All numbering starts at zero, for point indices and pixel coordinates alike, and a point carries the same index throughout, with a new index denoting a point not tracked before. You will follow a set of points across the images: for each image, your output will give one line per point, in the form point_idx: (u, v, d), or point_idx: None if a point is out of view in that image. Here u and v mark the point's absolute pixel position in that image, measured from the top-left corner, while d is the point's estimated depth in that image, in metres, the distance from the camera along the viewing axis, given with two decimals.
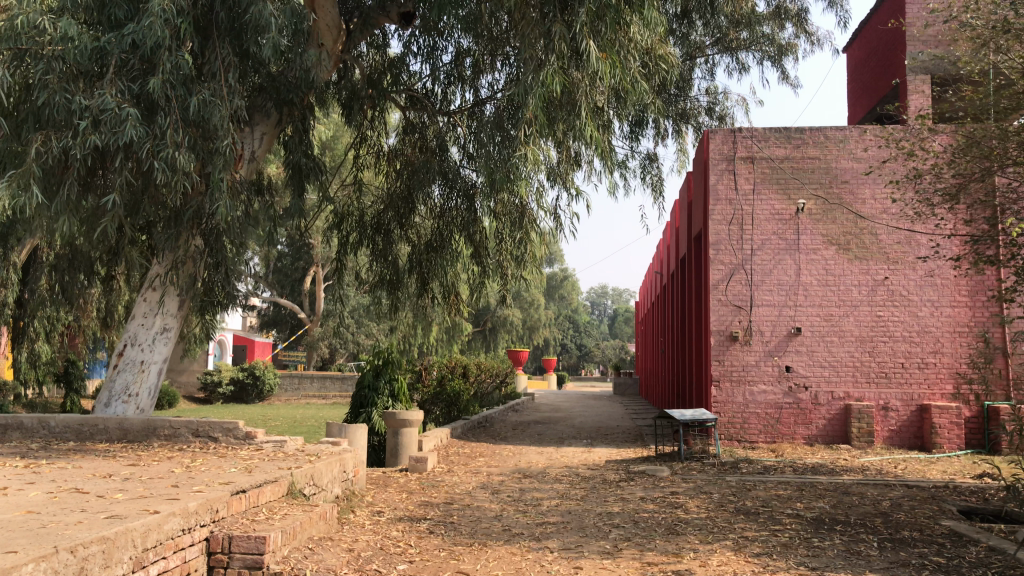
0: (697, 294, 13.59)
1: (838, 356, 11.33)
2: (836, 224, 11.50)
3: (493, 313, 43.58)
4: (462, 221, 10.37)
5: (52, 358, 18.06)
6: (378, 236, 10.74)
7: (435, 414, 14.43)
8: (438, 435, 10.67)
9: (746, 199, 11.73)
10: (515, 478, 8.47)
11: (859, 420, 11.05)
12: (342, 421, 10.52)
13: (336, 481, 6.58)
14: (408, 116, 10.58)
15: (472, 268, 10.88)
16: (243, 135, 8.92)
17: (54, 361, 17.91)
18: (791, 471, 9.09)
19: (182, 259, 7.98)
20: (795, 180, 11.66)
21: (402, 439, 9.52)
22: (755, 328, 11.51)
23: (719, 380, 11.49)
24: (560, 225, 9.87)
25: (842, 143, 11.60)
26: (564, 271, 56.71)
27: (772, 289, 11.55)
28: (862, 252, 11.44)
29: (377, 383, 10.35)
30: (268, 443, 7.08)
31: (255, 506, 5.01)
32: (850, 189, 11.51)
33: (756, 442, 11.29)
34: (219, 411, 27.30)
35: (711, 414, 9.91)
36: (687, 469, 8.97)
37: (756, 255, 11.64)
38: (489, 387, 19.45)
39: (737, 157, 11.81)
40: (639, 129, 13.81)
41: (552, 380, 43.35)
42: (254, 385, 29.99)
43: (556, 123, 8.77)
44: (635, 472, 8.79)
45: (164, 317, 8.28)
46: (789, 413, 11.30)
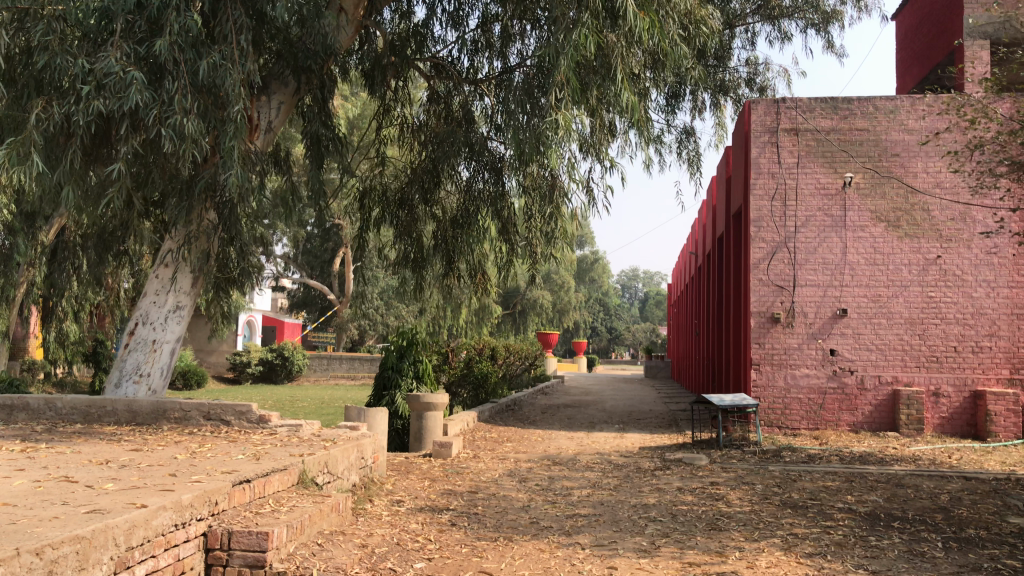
0: (735, 274, 13.02)
1: (886, 339, 10.73)
2: (885, 199, 10.87)
3: (523, 295, 43.21)
4: (489, 197, 9.89)
5: (81, 337, 17.95)
6: (402, 212, 10.30)
7: (462, 397, 14.02)
8: (464, 419, 10.26)
9: (789, 173, 11.12)
10: (544, 465, 8.02)
11: (907, 406, 10.46)
12: (365, 404, 10.14)
13: (354, 468, 6.18)
14: (433, 86, 10.07)
15: (500, 247, 10.41)
16: (260, 104, 8.49)
17: (82, 341, 17.80)
18: (838, 460, 8.54)
19: (194, 233, 7.59)
20: (842, 152, 11.02)
21: (426, 423, 9.12)
22: (798, 309, 10.94)
23: (759, 363, 10.96)
24: (592, 200, 9.35)
25: (892, 113, 10.94)
26: (595, 253, 56.06)
27: (817, 269, 10.96)
28: (913, 229, 10.79)
29: (402, 365, 9.96)
30: (282, 427, 6.69)
31: (260, 498, 4.60)
32: (901, 162, 10.86)
33: (798, 429, 10.76)
34: (248, 391, 27.21)
35: (752, 399, 9.35)
36: (726, 458, 8.46)
37: (800, 233, 11.05)
38: (518, 369, 19.04)
39: (780, 128, 11.19)
40: (675, 101, 13.22)
41: (582, 362, 42.85)
42: (283, 366, 29.92)
43: (588, 89, 8.26)
44: (671, 460, 8.28)
45: (177, 294, 7.92)
46: (832, 399, 10.74)
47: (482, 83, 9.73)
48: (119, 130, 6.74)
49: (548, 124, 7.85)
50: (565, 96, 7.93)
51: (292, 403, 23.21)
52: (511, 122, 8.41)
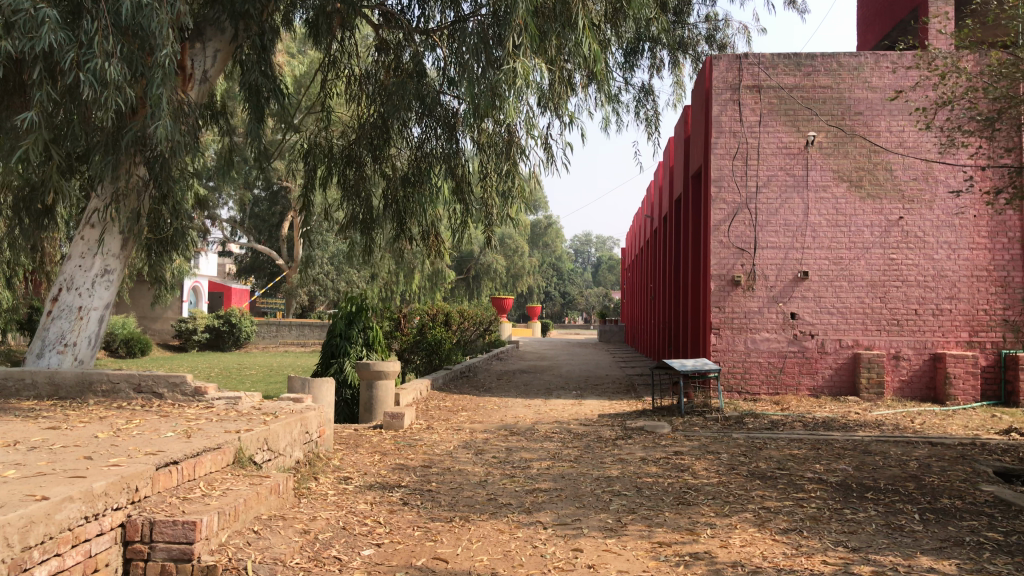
0: (694, 236, 12.73)
1: (847, 302, 10.55)
2: (848, 158, 10.63)
3: (477, 260, 42.83)
4: (443, 155, 9.40)
5: (14, 305, 17.10)
6: (350, 170, 9.76)
7: (415, 364, 13.57)
8: (416, 387, 9.87)
9: (751, 131, 10.81)
10: (500, 436, 7.66)
11: (868, 370, 10.31)
12: (312, 372, 9.66)
13: (297, 444, 5.75)
14: (382, 36, 9.48)
15: (453, 207, 9.95)
16: (193, 52, 7.85)
17: (16, 309, 16.97)
18: (802, 427, 8.32)
19: (121, 191, 6.99)
20: (806, 111, 10.74)
21: (376, 392, 8.71)
22: (759, 272, 10.70)
23: (720, 327, 10.72)
24: (550, 158, 8.93)
25: (856, 71, 10.67)
26: (548, 218, 55.73)
27: (778, 230, 10.72)
28: (875, 190, 10.58)
29: (351, 332, 9.50)
30: (220, 400, 6.21)
31: (189, 483, 4.13)
32: (864, 121, 10.62)
33: (758, 394, 10.57)
34: (194, 359, 26.46)
35: (714, 364, 9.07)
36: (689, 425, 8.19)
37: (762, 193, 10.77)
38: (472, 334, 18.67)
39: (742, 86, 10.86)
40: (633, 58, 12.80)
41: (536, 328, 42.63)
42: (231, 333, 29.16)
43: (548, 38, 7.86)
44: (632, 429, 7.97)
45: (104, 258, 7.28)
46: (793, 363, 10.56)
47: (434, 33, 9.17)
48: (33, 75, 6.10)
49: (507, 73, 7.41)
50: (525, 45, 7.51)
51: (239, 371, 22.57)
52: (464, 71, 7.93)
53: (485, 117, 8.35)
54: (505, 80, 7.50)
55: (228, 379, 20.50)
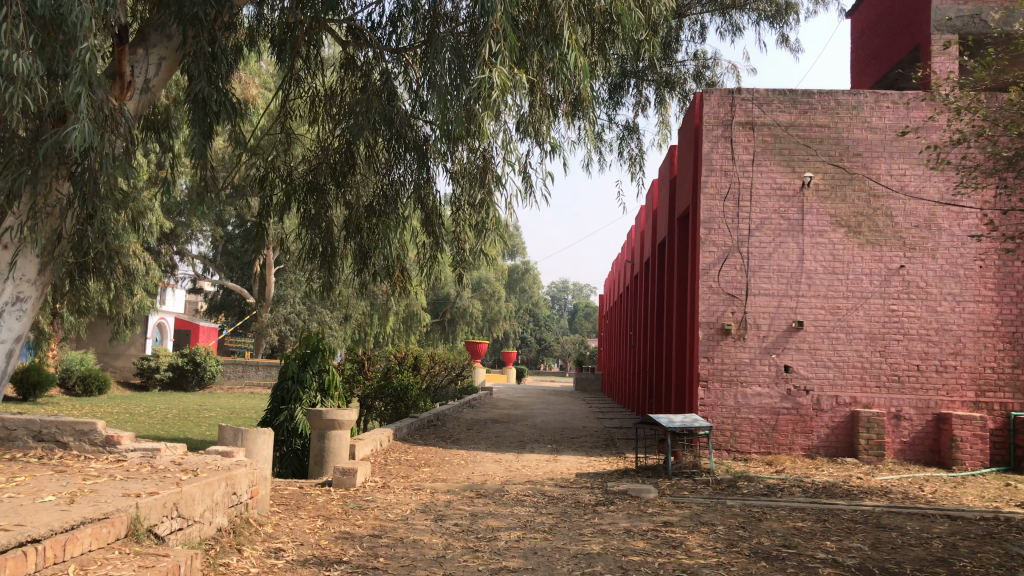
0: (679, 283, 11.98)
1: (845, 355, 9.80)
2: (846, 202, 9.97)
3: (453, 304, 42.03)
4: (411, 183, 8.63)
5: None
6: (311, 198, 8.94)
7: (380, 410, 12.61)
8: (374, 439, 9.00)
9: (744, 171, 10.13)
10: (465, 498, 6.76)
11: (867, 430, 9.52)
12: (260, 419, 8.72)
13: (218, 508, 4.84)
14: (349, 53, 8.70)
15: (422, 240, 9.14)
16: (134, 58, 7.05)
17: None
18: (802, 494, 7.48)
19: (41, 207, 6.09)
20: (802, 150, 10.09)
21: (328, 445, 7.82)
22: (751, 320, 9.95)
23: (708, 380, 9.91)
24: (529, 188, 8.18)
25: (855, 110, 10.06)
26: (526, 263, 55.30)
27: (771, 277, 9.99)
28: (875, 236, 9.91)
29: (304, 375, 8.58)
30: (134, 452, 5.25)
31: (51, 570, 3.20)
32: (864, 163, 9.98)
33: (748, 454, 9.75)
34: (153, 398, 25.24)
35: (705, 422, 8.16)
36: (677, 489, 7.32)
37: (754, 236, 10.06)
38: (443, 379, 17.77)
39: (735, 122, 10.20)
40: (617, 94, 12.19)
41: (511, 373, 41.68)
42: (194, 372, 27.97)
43: (528, 53, 7.19)
44: (614, 493, 7.07)
45: (17, 283, 6.35)
46: (786, 421, 9.76)
47: (404, 52, 8.39)
48: None
49: (483, 85, 6.67)
50: (505, 57, 6.80)
51: (198, 413, 21.42)
52: (434, 86, 7.20)
53: (458, 140, 7.62)
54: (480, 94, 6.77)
55: (186, 421, 19.35)
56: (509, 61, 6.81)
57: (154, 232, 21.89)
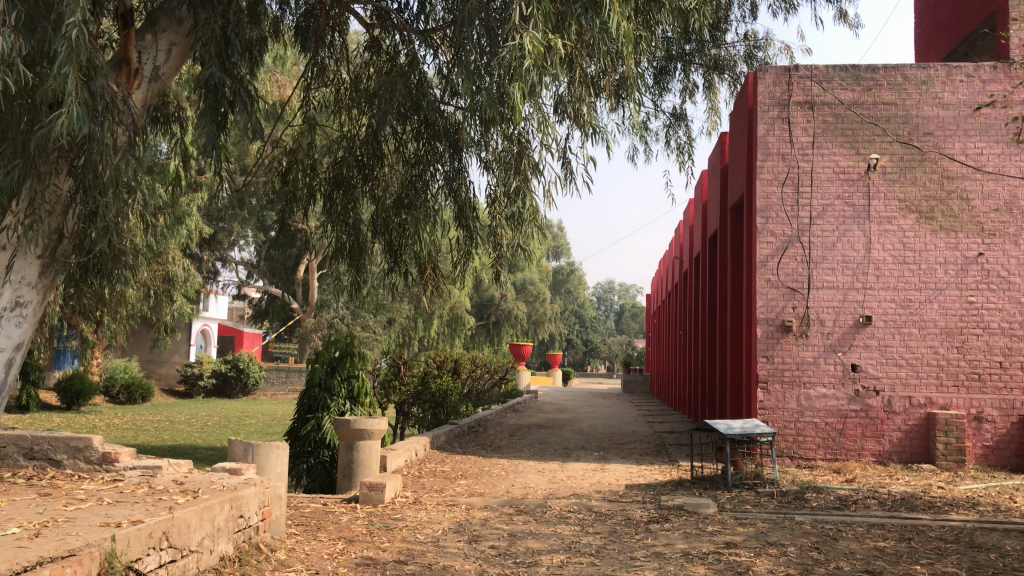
0: (734, 276, 11.21)
1: (918, 353, 8.98)
2: (916, 185, 9.15)
3: (498, 306, 41.49)
4: (442, 173, 8.07)
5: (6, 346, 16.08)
6: (338, 192, 8.40)
7: (418, 417, 12.04)
8: (408, 449, 8.44)
9: (803, 154, 9.35)
10: (504, 515, 6.14)
11: (945, 434, 8.70)
12: (287, 429, 8.20)
13: (221, 535, 4.28)
14: (375, 37, 8.14)
15: (456, 235, 8.55)
16: (142, 44, 6.58)
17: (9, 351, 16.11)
18: (879, 507, 6.72)
19: (37, 203, 5.60)
20: (867, 130, 9.29)
21: (357, 456, 7.28)
22: (814, 316, 9.17)
23: (768, 382, 9.16)
24: (568, 175, 7.55)
25: (925, 85, 9.23)
26: (570, 264, 54.64)
27: (835, 268, 9.21)
28: (949, 221, 9.08)
29: (332, 381, 8.06)
30: (133, 471, 4.73)
31: None
32: (936, 142, 9.16)
33: (813, 460, 8.99)
34: (196, 405, 25.08)
35: (768, 428, 7.41)
36: (739, 503, 6.61)
37: (815, 225, 9.28)
38: (485, 382, 17.18)
39: (792, 101, 9.43)
40: (663, 80, 11.45)
41: (557, 376, 40.97)
42: (238, 379, 27.79)
43: (566, 23, 6.56)
44: (668, 508, 6.38)
45: (15, 287, 5.90)
46: (854, 425, 8.98)
47: (434, 32, 7.80)
48: None
49: (513, 52, 6.07)
50: (539, 22, 6.20)
51: (239, 420, 21.12)
52: (461, 60, 6.62)
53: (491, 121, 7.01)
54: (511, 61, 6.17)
55: (226, 428, 19.03)
56: (542, 26, 6.21)
57: (193, 237, 21.70)
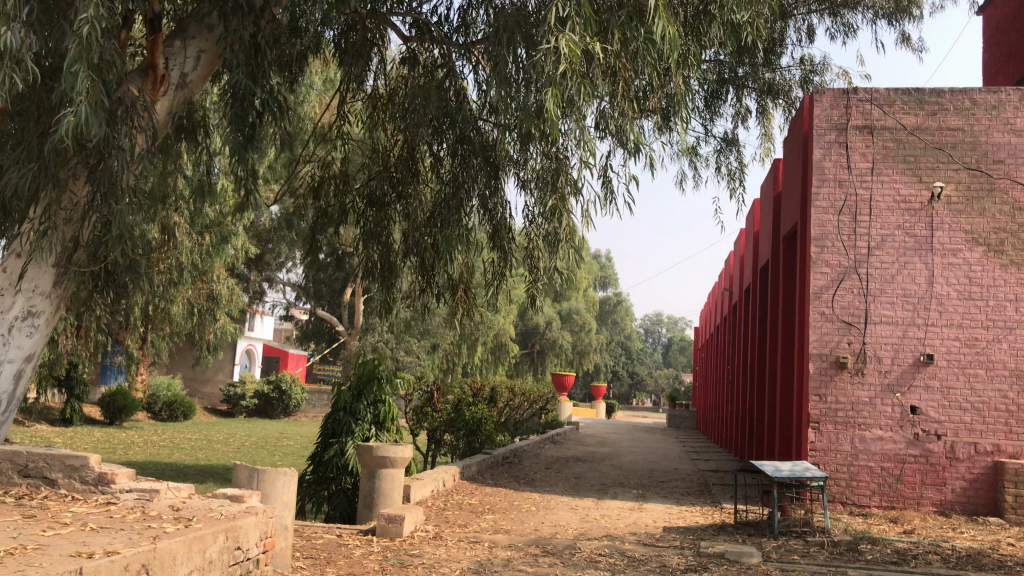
0: (786, 308, 10.63)
1: (984, 395, 8.36)
2: (984, 216, 8.58)
3: (543, 336, 41.02)
4: (478, 192, 7.74)
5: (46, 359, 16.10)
6: (372, 209, 8.10)
7: (451, 445, 11.67)
8: (435, 479, 8.06)
9: (861, 181, 8.84)
10: (530, 556, 5.71)
11: (1014, 486, 8.04)
12: (310, 454, 7.87)
13: (212, 569, 3.93)
14: (413, 50, 7.89)
15: (491, 256, 8.18)
16: (170, 50, 6.41)
17: (50, 363, 16.13)
18: (942, 564, 6.13)
19: (50, 208, 5.40)
20: (931, 157, 8.74)
21: (378, 485, 6.92)
22: (871, 353, 8.60)
23: (820, 422, 8.60)
24: (610, 194, 7.17)
25: (995, 110, 8.68)
26: (616, 294, 54.05)
27: (895, 302, 8.64)
28: (1020, 256, 8.49)
29: (358, 406, 7.72)
30: (129, 494, 4.41)
31: None
32: (1006, 171, 8.59)
33: (867, 508, 8.39)
34: (236, 426, 25.00)
35: (820, 472, 6.84)
36: (786, 553, 6.09)
37: (874, 255, 8.74)
38: (524, 411, 16.73)
39: (851, 125, 8.93)
40: (714, 104, 11.03)
41: (601, 408, 40.28)
42: (280, 400, 27.68)
43: (608, 30, 6.23)
44: (708, 555, 5.87)
45: (28, 296, 5.69)
46: (913, 471, 8.37)
47: (474, 45, 7.52)
48: None
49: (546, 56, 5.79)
50: (576, 25, 5.97)
51: (277, 441, 20.93)
52: (495, 68, 6.36)
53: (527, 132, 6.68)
54: (546, 66, 5.95)
55: (262, 449, 18.84)
56: (580, 29, 5.98)
57: (239, 256, 21.75)
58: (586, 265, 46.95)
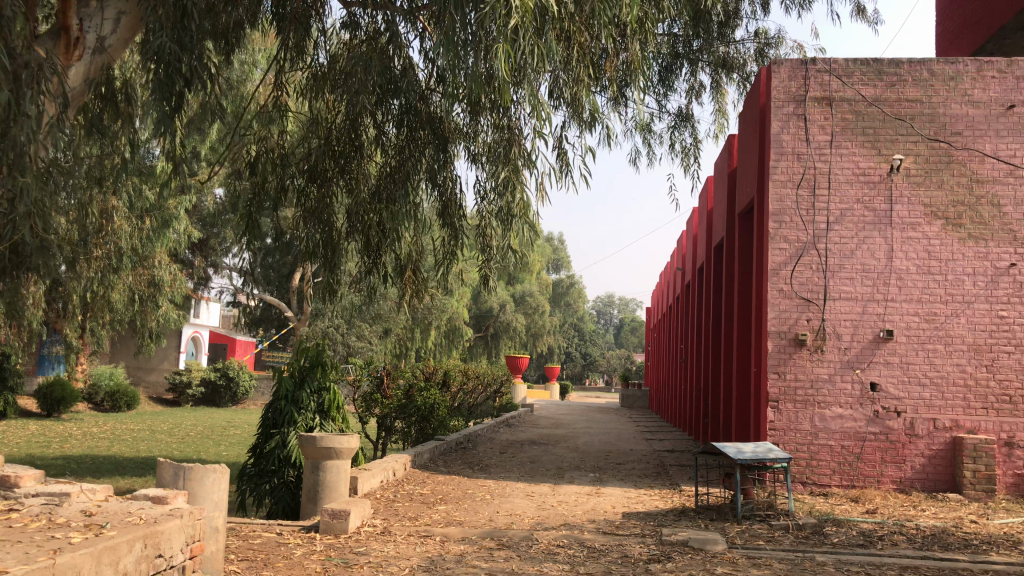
0: (744, 285, 10.43)
1: (943, 371, 8.24)
2: (942, 189, 8.43)
3: (496, 319, 40.67)
4: (426, 166, 7.33)
5: None
6: (313, 185, 7.63)
7: (402, 432, 11.29)
8: (384, 469, 7.69)
9: (820, 154, 8.64)
10: (484, 550, 5.38)
11: (974, 461, 7.93)
12: (250, 446, 7.44)
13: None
14: (356, 17, 7.43)
15: (440, 234, 7.79)
16: (86, 12, 5.90)
17: None
18: (908, 545, 5.94)
19: None
20: (889, 129, 8.57)
21: (322, 477, 6.53)
22: (830, 329, 8.44)
23: (779, 401, 8.42)
24: (564, 166, 6.83)
25: (953, 81, 8.53)
26: (570, 277, 53.94)
27: (854, 278, 8.47)
28: (979, 229, 8.36)
29: (300, 394, 7.32)
30: (36, 499, 4.00)
31: None
32: (964, 143, 8.44)
33: (827, 487, 8.23)
34: (181, 415, 24.24)
35: (783, 453, 6.63)
36: (751, 539, 5.85)
37: (833, 230, 8.55)
38: (479, 395, 16.39)
39: (809, 97, 8.72)
40: (668, 79, 10.79)
41: (556, 390, 40.13)
42: (228, 387, 26.93)
43: None
44: (671, 544, 5.60)
45: None
46: (873, 449, 8.22)
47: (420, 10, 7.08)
48: None
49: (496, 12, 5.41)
50: None
51: (223, 430, 20.29)
52: (440, 29, 5.96)
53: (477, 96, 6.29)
54: (497, 22, 5.57)
55: (207, 439, 18.21)
56: None
57: (182, 241, 20.99)
58: (539, 247, 46.72)
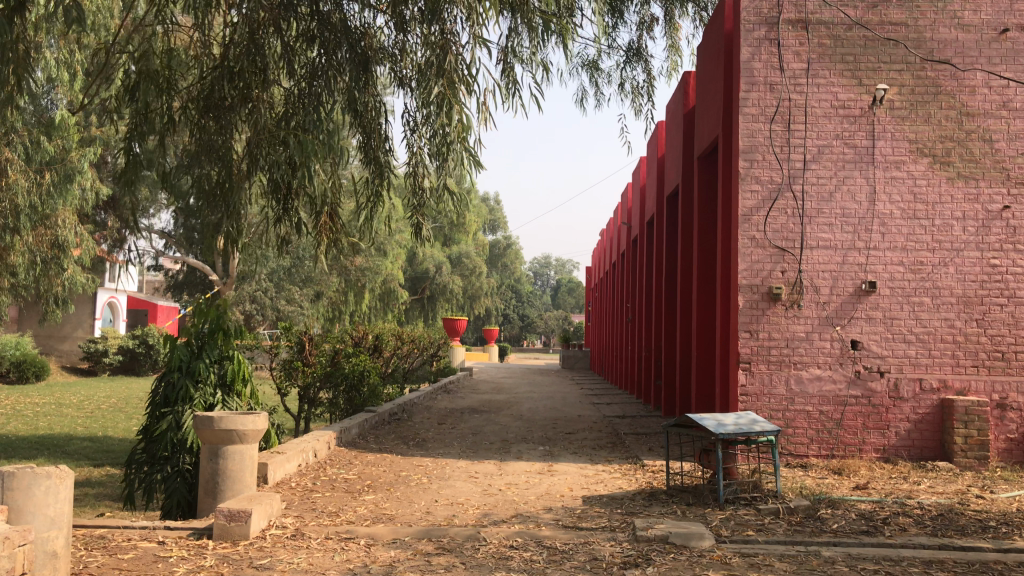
0: (703, 237, 9.49)
1: (930, 326, 7.43)
2: (929, 123, 7.56)
3: (433, 281, 39.44)
4: (345, 90, 6.04)
5: None
6: (209, 116, 6.30)
7: (329, 404, 10.10)
8: (301, 452, 6.55)
9: (795, 85, 7.67)
10: (420, 558, 4.30)
11: (964, 425, 7.16)
12: (139, 428, 6.21)
13: None
14: None
15: (365, 175, 6.56)
16: None
17: None
18: (919, 529, 5.07)
19: None
20: (872, 56, 7.63)
21: (221, 467, 5.36)
22: (807, 282, 7.54)
23: (751, 362, 7.52)
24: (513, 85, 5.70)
25: (941, 2, 7.62)
26: (507, 237, 52.93)
27: (833, 224, 7.57)
28: (968, 167, 7.51)
29: (197, 365, 6.11)
30: None
31: None
32: (953, 72, 7.56)
33: (805, 458, 7.39)
34: (96, 386, 22.52)
35: (771, 425, 5.68)
36: (741, 529, 4.91)
37: (809, 170, 7.61)
38: (415, 359, 15.27)
39: (783, 19, 7.72)
40: (620, 7, 9.66)
41: (495, 353, 39.22)
42: (148, 356, 25.31)
43: None
44: (648, 541, 4.62)
45: None
46: (854, 414, 7.41)
47: None
48: None
49: None
50: None
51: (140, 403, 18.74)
52: None
53: None
54: None
55: (120, 412, 16.73)
56: None
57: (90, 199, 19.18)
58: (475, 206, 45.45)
